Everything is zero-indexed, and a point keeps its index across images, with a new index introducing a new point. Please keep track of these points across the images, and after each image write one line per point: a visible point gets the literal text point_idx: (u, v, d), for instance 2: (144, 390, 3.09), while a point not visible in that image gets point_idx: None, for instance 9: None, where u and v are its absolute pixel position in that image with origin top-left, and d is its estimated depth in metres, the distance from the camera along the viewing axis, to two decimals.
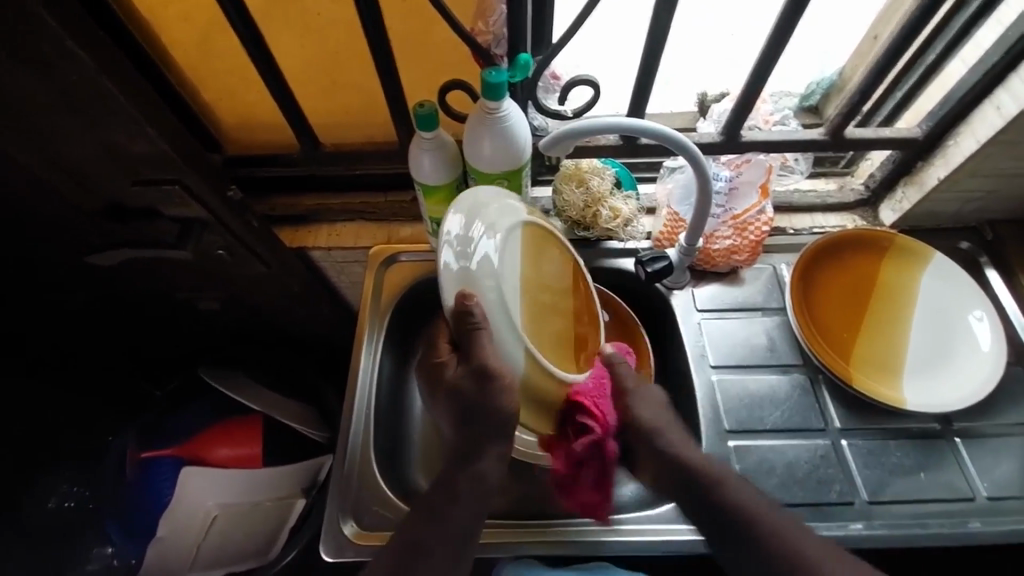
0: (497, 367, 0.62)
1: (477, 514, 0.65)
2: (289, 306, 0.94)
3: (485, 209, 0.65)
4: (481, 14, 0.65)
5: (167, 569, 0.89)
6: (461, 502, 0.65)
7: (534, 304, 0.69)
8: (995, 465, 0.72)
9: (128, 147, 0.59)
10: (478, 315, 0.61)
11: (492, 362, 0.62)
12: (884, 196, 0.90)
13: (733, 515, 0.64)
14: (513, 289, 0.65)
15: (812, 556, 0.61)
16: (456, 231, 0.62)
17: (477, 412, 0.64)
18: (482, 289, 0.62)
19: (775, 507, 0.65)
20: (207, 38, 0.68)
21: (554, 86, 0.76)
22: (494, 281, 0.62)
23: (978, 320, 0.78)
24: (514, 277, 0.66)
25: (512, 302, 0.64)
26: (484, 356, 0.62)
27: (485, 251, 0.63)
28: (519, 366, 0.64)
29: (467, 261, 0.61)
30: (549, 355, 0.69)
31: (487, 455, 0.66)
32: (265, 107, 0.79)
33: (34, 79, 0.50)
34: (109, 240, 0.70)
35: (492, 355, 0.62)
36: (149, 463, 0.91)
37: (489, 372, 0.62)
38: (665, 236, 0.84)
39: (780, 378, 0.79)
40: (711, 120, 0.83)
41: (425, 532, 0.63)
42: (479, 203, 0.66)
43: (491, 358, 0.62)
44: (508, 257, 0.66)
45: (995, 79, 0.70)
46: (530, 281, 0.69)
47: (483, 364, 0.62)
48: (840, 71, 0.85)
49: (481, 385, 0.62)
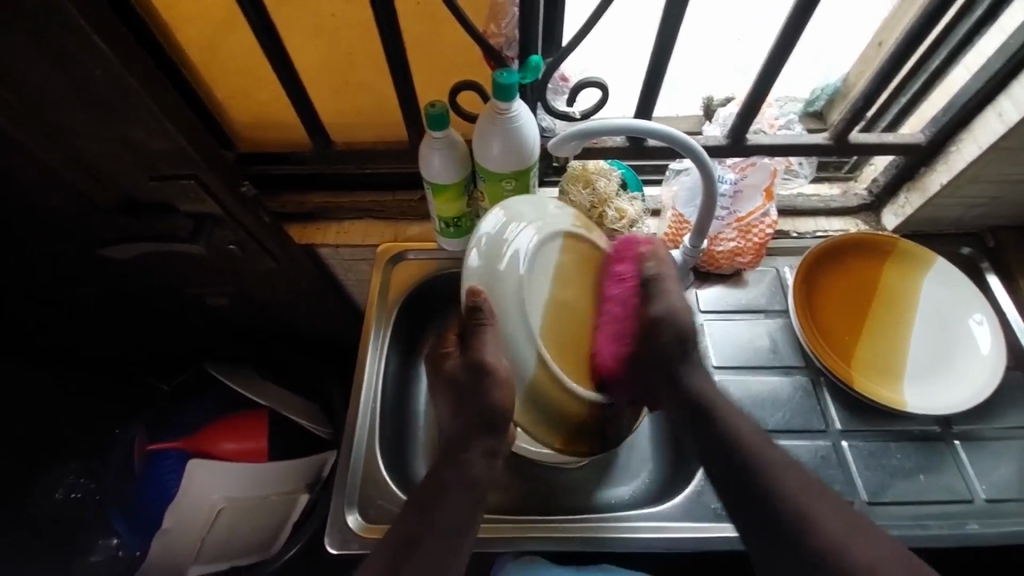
0: (491, 362, 0.65)
1: (469, 508, 0.64)
2: (297, 302, 0.95)
3: (525, 216, 0.70)
4: (494, 17, 0.66)
5: (172, 563, 0.89)
6: (449, 494, 0.64)
7: (566, 319, 0.70)
8: (995, 468, 0.73)
9: (146, 142, 0.60)
10: (486, 311, 0.66)
11: (487, 356, 0.65)
12: (887, 201, 0.91)
13: (748, 465, 0.62)
14: (539, 299, 0.69)
15: (833, 533, 0.57)
16: (489, 231, 0.68)
17: (469, 406, 0.67)
18: (500, 289, 0.67)
19: (811, 481, 0.61)
20: (224, 37, 0.69)
21: (563, 88, 0.77)
22: (515, 284, 0.67)
23: (977, 324, 0.79)
24: (543, 287, 0.69)
25: (534, 309, 0.68)
26: (481, 350, 0.65)
27: (514, 254, 0.68)
28: (527, 367, 0.67)
29: (494, 260, 0.67)
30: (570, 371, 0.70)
31: (475, 448, 0.67)
32: (279, 106, 0.81)
33: (59, 74, 0.51)
34: (123, 234, 0.71)
35: (490, 351, 0.65)
36: (155, 455, 0.93)
37: (481, 367, 0.65)
38: (670, 237, 0.86)
39: (782, 380, 0.80)
40: (717, 124, 0.85)
41: (416, 524, 0.62)
42: (523, 208, 0.71)
43: (489, 353, 0.65)
44: (538, 266, 0.69)
45: (998, 86, 0.71)
46: (559, 292, 0.71)
47: (478, 356, 0.65)
48: (845, 77, 0.86)
49: (475, 378, 0.66)
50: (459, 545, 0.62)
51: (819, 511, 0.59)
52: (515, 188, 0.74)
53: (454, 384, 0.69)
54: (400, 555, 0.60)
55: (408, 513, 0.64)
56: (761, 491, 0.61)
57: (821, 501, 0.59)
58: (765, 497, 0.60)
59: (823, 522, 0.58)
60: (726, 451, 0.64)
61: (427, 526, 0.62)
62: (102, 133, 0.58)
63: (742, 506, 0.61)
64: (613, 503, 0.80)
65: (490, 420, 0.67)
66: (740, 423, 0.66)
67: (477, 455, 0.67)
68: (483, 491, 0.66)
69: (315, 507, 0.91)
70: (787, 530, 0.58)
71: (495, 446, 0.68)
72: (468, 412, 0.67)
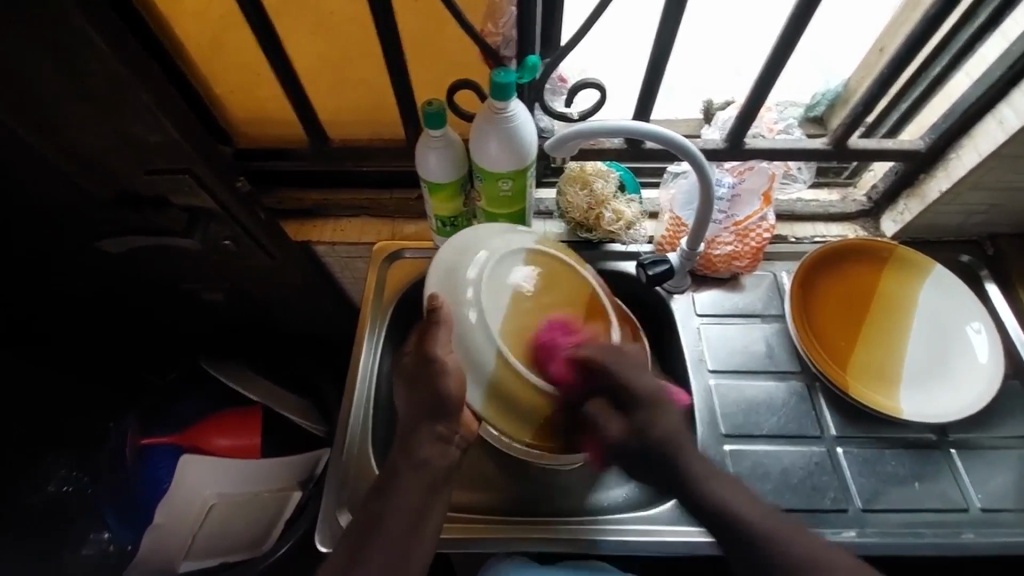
0: (440, 356, 0.65)
1: (427, 495, 0.65)
2: (293, 299, 0.95)
3: (490, 233, 0.73)
4: (492, 15, 0.66)
5: (160, 560, 0.88)
6: (405, 482, 0.65)
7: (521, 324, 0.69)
8: (990, 478, 0.73)
9: (142, 136, 0.60)
10: (443, 313, 0.67)
11: (437, 350, 0.65)
12: (886, 207, 0.91)
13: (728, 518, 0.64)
14: (498, 306, 0.68)
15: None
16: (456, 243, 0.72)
17: (421, 393, 0.66)
18: (458, 296, 0.68)
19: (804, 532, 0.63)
20: (223, 32, 0.69)
21: (561, 89, 0.77)
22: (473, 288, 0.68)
23: (976, 332, 0.78)
24: (501, 295, 0.69)
25: (492, 308, 0.68)
26: (434, 345, 0.65)
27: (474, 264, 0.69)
28: (488, 364, 0.67)
29: (456, 270, 0.70)
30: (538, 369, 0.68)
31: (422, 440, 0.66)
32: (278, 103, 0.81)
33: (54, 65, 0.51)
34: (117, 227, 0.71)
35: (441, 349, 0.65)
36: (147, 450, 0.93)
37: (430, 360, 0.64)
38: (667, 241, 0.85)
39: (777, 384, 0.79)
40: (715, 127, 0.83)
41: (375, 507, 0.64)
42: (493, 231, 0.74)
43: (438, 347, 0.65)
44: (493, 278, 0.69)
45: (998, 93, 0.70)
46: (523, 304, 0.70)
47: (427, 350, 0.65)
48: (845, 83, 0.86)
49: (427, 370, 0.65)
50: (417, 528, 0.64)
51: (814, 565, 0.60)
52: (512, 188, 0.74)
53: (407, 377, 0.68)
54: (363, 534, 0.63)
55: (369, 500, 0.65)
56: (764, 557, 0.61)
57: (794, 537, 0.62)
58: (752, 547, 0.62)
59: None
60: (684, 492, 0.66)
61: (386, 511, 0.63)
62: (97, 126, 0.59)
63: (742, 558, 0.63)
64: (607, 505, 0.79)
65: (442, 407, 0.66)
66: (699, 464, 0.68)
67: (427, 442, 0.66)
68: (438, 477, 0.66)
69: (309, 501, 0.91)
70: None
71: (449, 432, 0.67)
72: (422, 398, 0.66)
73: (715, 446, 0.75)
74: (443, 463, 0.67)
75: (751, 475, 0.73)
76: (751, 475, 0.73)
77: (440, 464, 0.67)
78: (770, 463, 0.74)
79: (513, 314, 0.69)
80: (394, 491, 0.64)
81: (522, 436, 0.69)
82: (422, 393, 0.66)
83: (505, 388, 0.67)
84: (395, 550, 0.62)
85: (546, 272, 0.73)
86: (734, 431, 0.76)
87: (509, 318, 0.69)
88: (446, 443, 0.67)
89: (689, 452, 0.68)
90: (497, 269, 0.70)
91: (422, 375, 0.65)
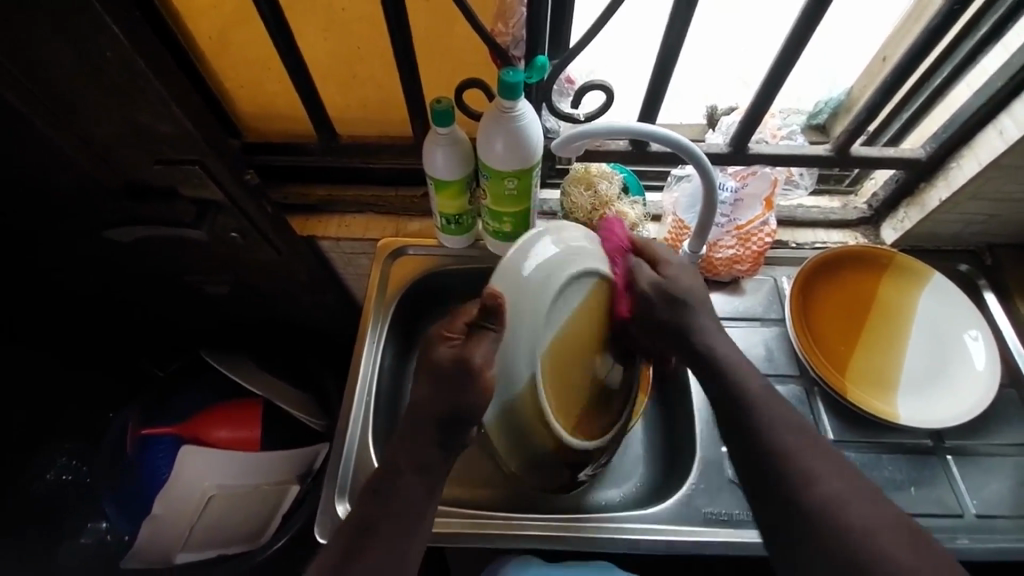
0: (480, 367, 0.61)
1: (425, 492, 0.63)
2: (297, 294, 0.96)
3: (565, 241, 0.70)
4: (502, 15, 0.67)
5: (157, 550, 0.89)
6: (406, 478, 0.63)
7: (566, 353, 0.70)
8: (986, 484, 0.73)
9: (153, 126, 0.61)
10: (497, 319, 0.63)
11: (477, 359, 0.61)
12: (886, 215, 0.92)
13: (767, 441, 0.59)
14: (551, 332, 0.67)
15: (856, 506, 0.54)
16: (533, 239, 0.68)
17: (442, 401, 0.61)
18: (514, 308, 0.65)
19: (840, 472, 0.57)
20: (236, 29, 0.70)
21: (568, 90, 0.78)
22: (538, 300, 0.65)
23: (973, 339, 0.79)
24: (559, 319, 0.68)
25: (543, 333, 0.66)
26: (477, 353, 0.61)
27: (547, 272, 0.67)
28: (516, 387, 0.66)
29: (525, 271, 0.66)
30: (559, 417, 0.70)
31: (427, 441, 0.63)
32: (288, 99, 0.81)
33: (70, 54, 0.52)
34: (126, 218, 0.72)
35: (480, 357, 0.61)
36: (148, 440, 0.93)
37: (469, 368, 0.61)
38: (669, 244, 0.87)
39: (776, 388, 0.80)
40: (719, 132, 0.85)
41: (383, 505, 0.62)
42: (553, 235, 0.69)
43: (481, 359, 0.61)
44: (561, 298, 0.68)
45: (998, 105, 0.71)
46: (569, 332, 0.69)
47: (471, 356, 0.61)
48: (848, 91, 0.87)
49: (461, 376, 0.61)
50: (416, 528, 0.62)
51: (802, 449, 0.57)
52: (517, 187, 0.74)
53: (435, 376, 0.62)
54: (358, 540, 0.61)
55: (367, 498, 0.64)
56: (764, 449, 0.58)
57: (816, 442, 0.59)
58: (768, 461, 0.58)
59: (831, 487, 0.55)
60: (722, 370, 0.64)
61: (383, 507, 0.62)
62: (110, 116, 0.59)
63: (758, 474, 0.58)
64: (605, 504, 0.80)
65: (459, 415, 0.62)
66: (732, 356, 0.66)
67: (428, 444, 0.63)
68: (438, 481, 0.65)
69: (306, 496, 0.92)
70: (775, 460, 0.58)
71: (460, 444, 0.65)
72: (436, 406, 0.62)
73: (713, 448, 0.76)
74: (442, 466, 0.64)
75: None
76: None
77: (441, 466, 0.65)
78: None
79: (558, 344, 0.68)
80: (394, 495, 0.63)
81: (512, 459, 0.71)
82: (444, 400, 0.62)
83: (518, 415, 0.67)
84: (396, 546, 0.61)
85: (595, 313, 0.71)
86: None
87: (555, 347, 0.68)
88: (448, 449, 0.65)
89: (704, 311, 0.69)
90: (563, 291, 0.67)
91: (451, 380, 0.61)
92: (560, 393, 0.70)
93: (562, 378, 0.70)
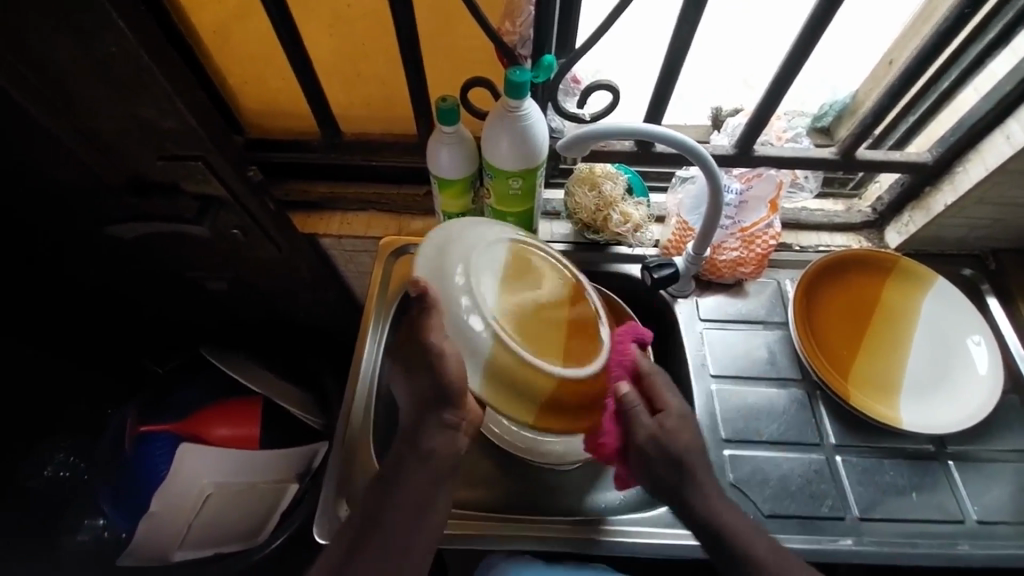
0: (436, 345, 0.63)
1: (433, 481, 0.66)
2: (297, 292, 0.95)
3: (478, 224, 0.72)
4: (510, 14, 0.66)
5: (153, 548, 0.89)
6: (414, 472, 0.66)
7: (516, 297, 0.70)
8: (987, 490, 0.73)
9: (157, 121, 0.60)
10: (429, 296, 0.65)
11: (434, 337, 0.63)
12: (890, 219, 0.91)
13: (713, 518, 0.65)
14: (488, 281, 0.68)
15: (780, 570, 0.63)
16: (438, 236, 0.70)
17: (425, 383, 0.65)
18: (448, 280, 0.67)
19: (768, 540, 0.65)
20: (239, 22, 0.69)
21: (574, 90, 0.77)
22: (463, 268, 0.67)
23: (976, 344, 0.79)
24: (492, 269, 0.69)
25: (482, 284, 0.67)
26: (428, 331, 0.63)
27: (462, 243, 0.69)
28: (480, 345, 0.65)
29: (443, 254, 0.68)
30: (539, 351, 0.68)
31: (432, 431, 0.66)
32: (290, 95, 0.81)
33: (74, 47, 0.51)
34: (128, 213, 0.71)
35: (438, 336, 0.63)
36: (146, 437, 0.92)
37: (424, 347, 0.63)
38: (673, 246, 0.86)
39: (778, 392, 0.80)
40: (724, 134, 0.84)
41: None
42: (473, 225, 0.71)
43: (436, 334, 0.63)
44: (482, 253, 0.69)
45: (1005, 110, 0.71)
46: (510, 278, 0.70)
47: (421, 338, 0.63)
48: (853, 94, 0.87)
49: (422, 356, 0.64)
50: (423, 517, 0.66)
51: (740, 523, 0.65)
52: (521, 187, 0.74)
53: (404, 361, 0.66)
54: (364, 530, 0.65)
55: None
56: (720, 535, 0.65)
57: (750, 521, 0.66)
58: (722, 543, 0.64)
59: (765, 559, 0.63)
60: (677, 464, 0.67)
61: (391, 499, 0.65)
62: (113, 110, 0.59)
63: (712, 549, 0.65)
64: (603, 507, 0.80)
65: (444, 395, 0.65)
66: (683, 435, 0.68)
67: (433, 431, 0.66)
68: (442, 468, 0.67)
69: (303, 496, 0.91)
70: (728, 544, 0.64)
71: (456, 420, 0.67)
72: (422, 390, 0.66)
73: (715, 453, 0.75)
74: (450, 452, 0.67)
75: (750, 482, 0.73)
76: (750, 482, 0.73)
77: (447, 453, 0.67)
78: (769, 470, 0.74)
79: (502, 291, 0.69)
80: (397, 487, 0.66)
81: (526, 417, 0.68)
82: (422, 381, 0.65)
83: (503, 369, 0.66)
84: (399, 537, 0.64)
85: (527, 259, 0.73)
86: (734, 436, 0.76)
87: (501, 291, 0.69)
88: (453, 430, 0.67)
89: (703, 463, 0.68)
90: (485, 247, 0.70)
91: (420, 363, 0.64)
92: (532, 327, 0.69)
93: (527, 317, 0.69)
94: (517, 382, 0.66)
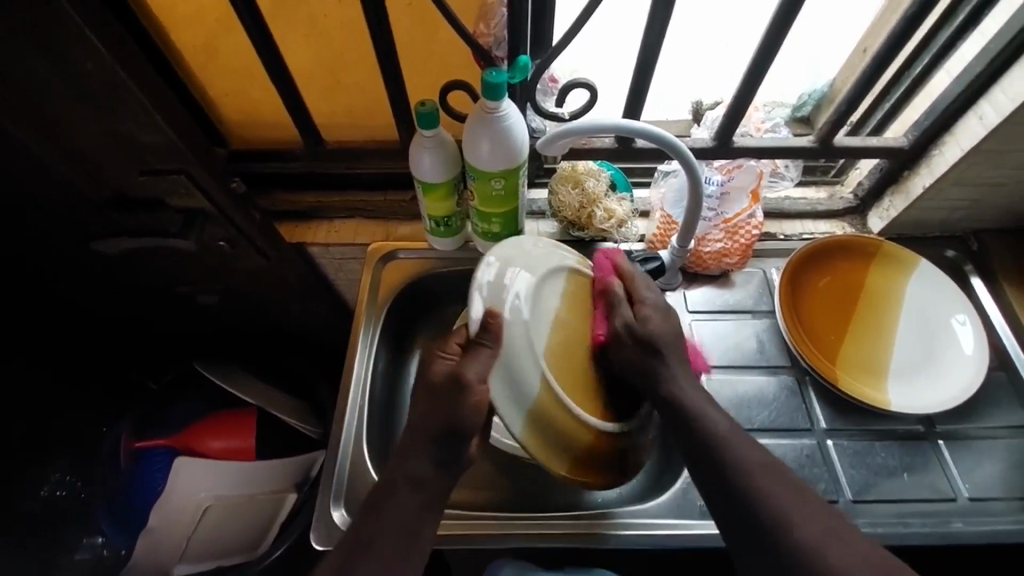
0: (473, 382, 0.62)
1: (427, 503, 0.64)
2: (288, 301, 0.96)
3: (522, 255, 0.72)
4: (483, 17, 0.68)
5: (156, 563, 0.89)
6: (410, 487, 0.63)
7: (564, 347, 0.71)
8: (978, 467, 0.74)
9: (136, 137, 0.60)
10: (491, 335, 0.64)
11: (471, 375, 0.62)
12: (871, 204, 0.93)
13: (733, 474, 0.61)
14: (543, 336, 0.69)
15: (808, 529, 0.56)
16: (489, 278, 0.68)
17: (441, 412, 0.63)
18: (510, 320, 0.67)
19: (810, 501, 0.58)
20: (215, 37, 0.70)
21: (552, 89, 0.78)
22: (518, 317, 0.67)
23: (960, 324, 0.80)
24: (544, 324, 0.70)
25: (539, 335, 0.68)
26: (470, 369, 0.62)
27: (519, 287, 0.69)
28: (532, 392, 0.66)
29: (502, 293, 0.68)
30: (578, 398, 0.70)
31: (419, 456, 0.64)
32: (272, 107, 0.82)
33: (49, 67, 0.52)
34: (114, 230, 0.72)
35: (476, 374, 0.62)
36: (143, 452, 0.94)
37: (462, 384, 0.62)
38: (658, 239, 0.87)
39: (769, 379, 0.80)
40: (704, 127, 0.85)
41: (377, 519, 0.62)
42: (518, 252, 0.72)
43: (474, 375, 0.62)
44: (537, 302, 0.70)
45: (977, 91, 0.72)
46: (562, 329, 0.71)
47: (461, 372, 0.62)
48: (831, 83, 0.88)
49: (454, 391, 0.62)
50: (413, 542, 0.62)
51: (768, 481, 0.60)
52: (504, 187, 0.74)
53: (430, 392, 0.65)
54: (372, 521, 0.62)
55: (376, 503, 0.63)
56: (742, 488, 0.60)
57: (779, 478, 0.60)
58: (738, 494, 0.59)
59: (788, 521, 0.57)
60: (684, 422, 0.65)
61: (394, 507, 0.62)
62: (92, 127, 0.59)
63: (728, 507, 0.60)
64: (599, 502, 0.79)
65: (456, 429, 0.63)
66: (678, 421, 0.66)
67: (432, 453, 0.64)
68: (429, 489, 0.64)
69: (302, 505, 0.90)
70: (740, 500, 0.59)
71: (457, 453, 0.65)
72: (432, 423, 0.64)
73: None
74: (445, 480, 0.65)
75: None
76: None
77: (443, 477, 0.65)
78: None
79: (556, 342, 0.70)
80: (396, 502, 0.63)
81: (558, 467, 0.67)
82: (435, 416, 0.64)
83: (548, 417, 0.67)
84: (398, 556, 0.60)
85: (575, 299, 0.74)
86: None
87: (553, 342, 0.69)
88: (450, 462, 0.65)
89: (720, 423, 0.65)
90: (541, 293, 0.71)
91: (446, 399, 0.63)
92: (575, 379, 0.70)
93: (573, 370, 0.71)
94: (557, 431, 0.67)
